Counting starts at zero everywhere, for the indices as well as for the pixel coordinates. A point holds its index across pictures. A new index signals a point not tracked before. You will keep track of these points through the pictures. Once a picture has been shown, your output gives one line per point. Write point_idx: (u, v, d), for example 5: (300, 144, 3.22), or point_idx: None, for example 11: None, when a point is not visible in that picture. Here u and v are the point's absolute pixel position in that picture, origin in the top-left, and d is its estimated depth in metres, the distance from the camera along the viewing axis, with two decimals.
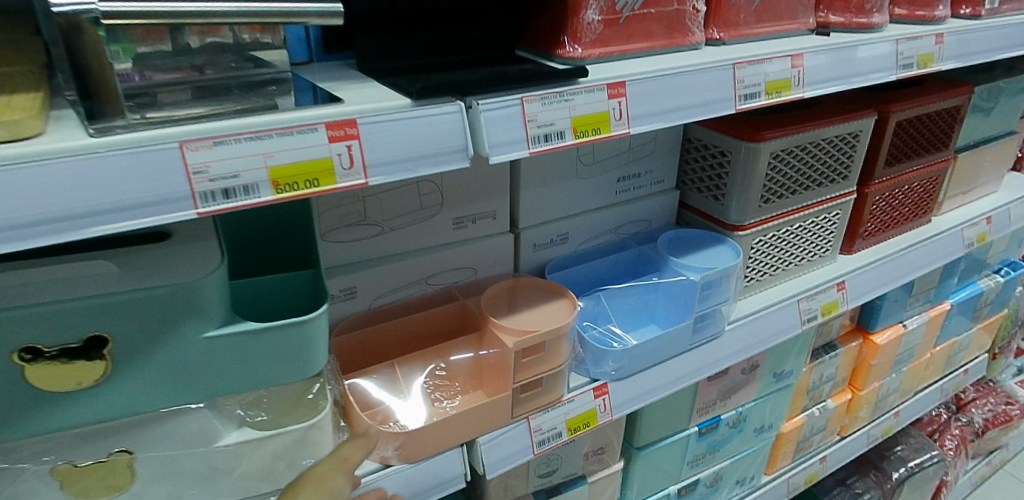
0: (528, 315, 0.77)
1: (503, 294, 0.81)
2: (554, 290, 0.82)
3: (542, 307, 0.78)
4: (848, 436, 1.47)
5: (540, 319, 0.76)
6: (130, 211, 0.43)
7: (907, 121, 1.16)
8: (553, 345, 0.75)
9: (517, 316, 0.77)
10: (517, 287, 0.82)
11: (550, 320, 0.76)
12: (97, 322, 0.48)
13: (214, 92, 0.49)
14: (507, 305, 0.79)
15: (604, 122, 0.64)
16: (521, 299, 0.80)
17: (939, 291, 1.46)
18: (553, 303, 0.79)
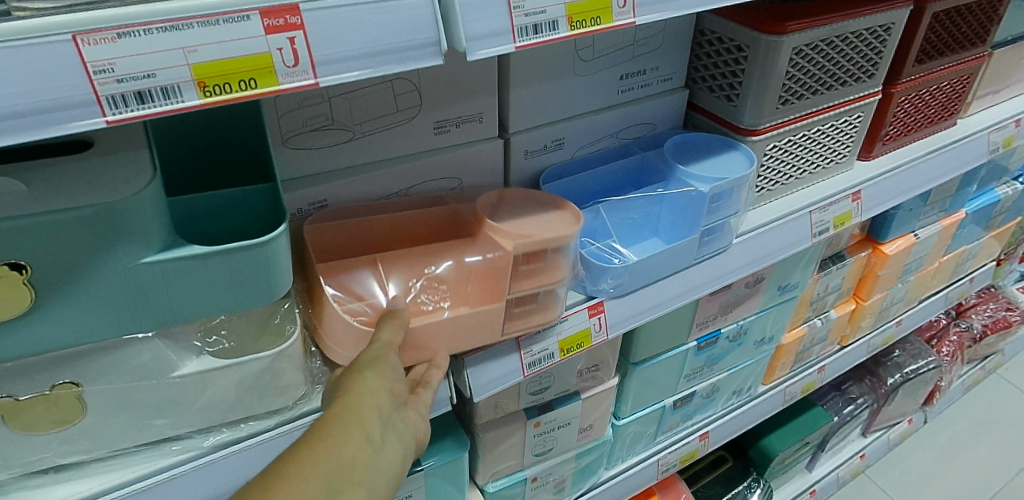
0: (529, 220, 0.69)
1: (499, 202, 0.73)
2: (556, 201, 0.74)
3: (542, 216, 0.71)
4: (848, 346, 1.45)
5: (543, 225, 0.69)
6: (15, 122, 0.35)
7: (947, 11, 1.04)
8: (554, 256, 0.68)
9: (516, 220, 0.69)
10: (512, 196, 0.74)
11: (554, 226, 0.69)
12: (11, 248, 0.42)
13: None
14: (505, 212, 0.71)
15: (605, 10, 0.54)
16: (519, 207, 0.72)
17: (958, 199, 1.38)
18: (553, 213, 0.72)
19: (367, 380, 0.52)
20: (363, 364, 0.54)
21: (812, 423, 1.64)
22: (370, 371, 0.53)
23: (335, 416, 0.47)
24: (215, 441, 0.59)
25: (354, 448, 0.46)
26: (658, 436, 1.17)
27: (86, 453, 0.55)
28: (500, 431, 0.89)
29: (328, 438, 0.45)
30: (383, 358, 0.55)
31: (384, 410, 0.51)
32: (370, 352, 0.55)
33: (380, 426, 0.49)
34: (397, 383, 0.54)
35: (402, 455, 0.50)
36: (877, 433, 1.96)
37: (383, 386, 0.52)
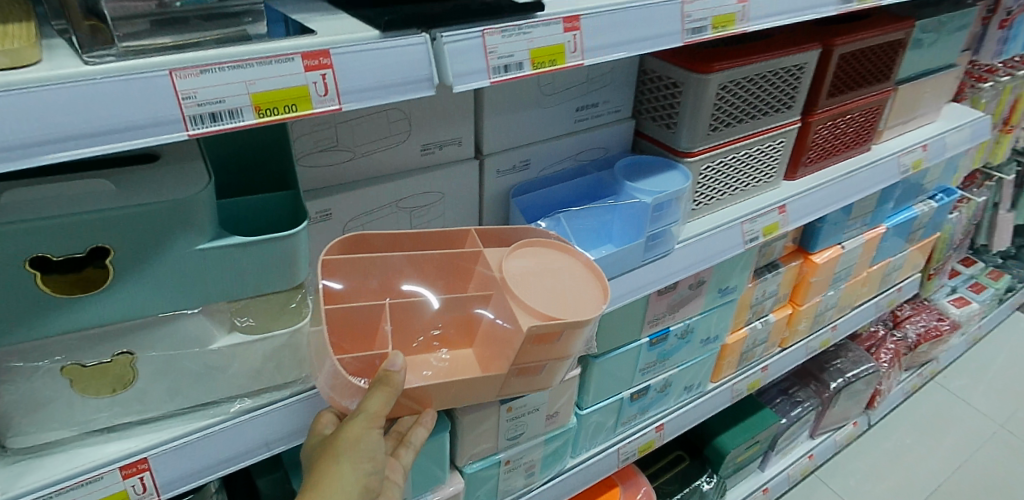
0: (550, 291, 0.73)
1: (528, 259, 0.77)
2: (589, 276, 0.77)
3: (572, 289, 0.75)
4: (788, 348, 1.61)
5: (566, 300, 0.72)
6: (125, 133, 0.48)
7: (852, 54, 1.22)
8: (567, 336, 0.72)
9: (537, 285, 0.73)
10: (543, 254, 0.78)
11: (576, 306, 0.72)
12: (100, 235, 0.54)
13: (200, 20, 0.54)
14: (532, 272, 0.75)
15: (560, 54, 0.69)
16: (552, 268, 0.76)
17: (877, 215, 1.57)
18: (582, 285, 0.75)
19: (343, 469, 0.62)
20: (345, 446, 0.63)
21: (761, 422, 1.78)
22: (348, 461, 0.62)
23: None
24: (240, 406, 0.70)
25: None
26: (618, 427, 1.31)
27: (133, 415, 0.65)
28: (478, 415, 1.01)
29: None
30: (364, 440, 0.64)
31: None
32: (352, 432, 0.63)
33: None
34: (371, 469, 0.64)
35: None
36: (824, 435, 2.12)
37: (357, 476, 0.62)
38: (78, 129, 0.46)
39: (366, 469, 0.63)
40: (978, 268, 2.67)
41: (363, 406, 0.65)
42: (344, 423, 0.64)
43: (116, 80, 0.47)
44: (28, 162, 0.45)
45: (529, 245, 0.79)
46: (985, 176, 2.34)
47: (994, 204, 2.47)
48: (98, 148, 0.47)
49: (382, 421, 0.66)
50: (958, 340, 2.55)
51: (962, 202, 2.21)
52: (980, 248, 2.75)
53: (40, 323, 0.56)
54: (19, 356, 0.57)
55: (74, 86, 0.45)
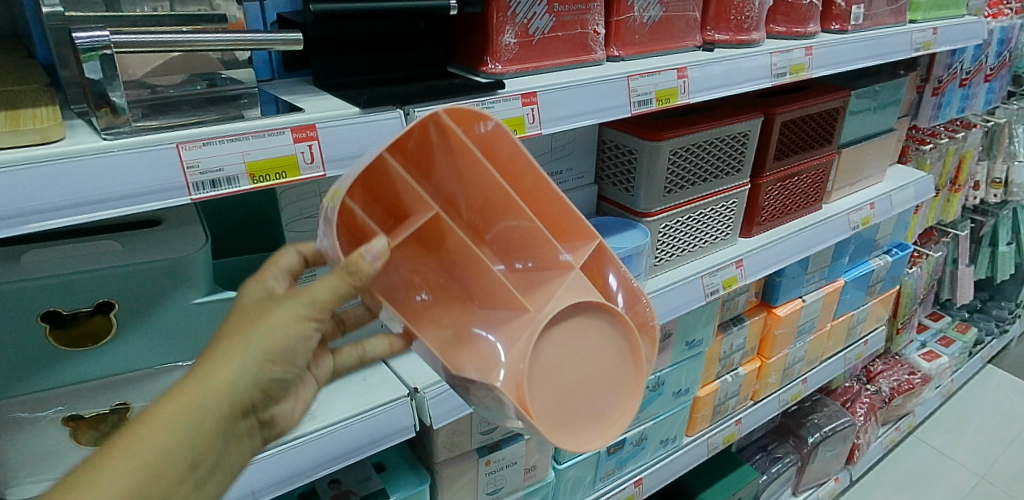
0: (579, 381, 0.65)
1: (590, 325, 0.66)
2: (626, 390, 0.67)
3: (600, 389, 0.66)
4: (760, 400, 1.66)
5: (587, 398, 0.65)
6: (137, 198, 0.55)
7: (794, 122, 1.34)
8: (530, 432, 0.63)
9: (572, 362, 0.65)
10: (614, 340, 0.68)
11: (585, 420, 0.64)
12: (104, 291, 0.61)
13: (197, 104, 0.62)
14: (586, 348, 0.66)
15: (520, 125, 0.78)
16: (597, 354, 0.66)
17: (834, 269, 1.65)
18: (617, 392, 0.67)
19: (246, 360, 0.51)
20: (272, 328, 0.53)
21: (741, 478, 1.80)
22: (263, 342, 0.52)
23: (186, 405, 0.47)
24: None
25: (196, 445, 0.47)
26: (597, 483, 1.34)
27: None
28: (456, 468, 1.04)
29: (168, 422, 0.46)
30: (290, 335, 0.53)
31: (236, 410, 0.51)
32: (280, 314, 0.53)
33: (229, 420, 0.50)
34: (282, 375, 0.54)
35: (249, 440, 0.54)
36: (807, 491, 2.11)
37: (258, 378, 0.52)
38: (95, 194, 0.53)
39: (276, 374, 0.53)
40: (945, 322, 2.75)
41: (314, 288, 0.54)
42: (277, 308, 0.54)
43: (131, 152, 0.54)
44: (47, 224, 0.52)
45: (607, 316, 0.67)
46: (941, 232, 2.46)
47: (953, 259, 2.58)
48: (108, 212, 0.54)
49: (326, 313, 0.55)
50: (934, 393, 2.55)
51: (919, 257, 2.30)
52: (946, 303, 2.85)
53: (47, 372, 0.63)
54: (28, 407, 0.62)
55: (90, 158, 0.53)
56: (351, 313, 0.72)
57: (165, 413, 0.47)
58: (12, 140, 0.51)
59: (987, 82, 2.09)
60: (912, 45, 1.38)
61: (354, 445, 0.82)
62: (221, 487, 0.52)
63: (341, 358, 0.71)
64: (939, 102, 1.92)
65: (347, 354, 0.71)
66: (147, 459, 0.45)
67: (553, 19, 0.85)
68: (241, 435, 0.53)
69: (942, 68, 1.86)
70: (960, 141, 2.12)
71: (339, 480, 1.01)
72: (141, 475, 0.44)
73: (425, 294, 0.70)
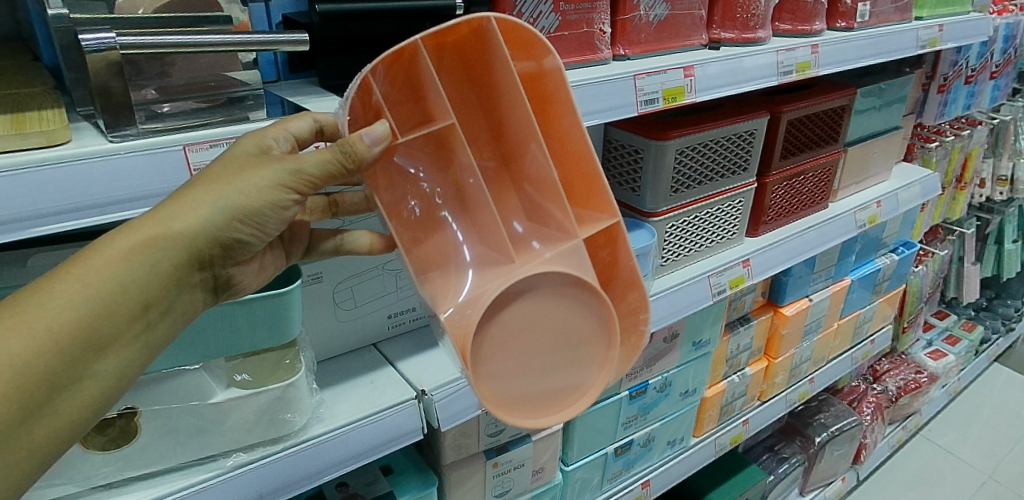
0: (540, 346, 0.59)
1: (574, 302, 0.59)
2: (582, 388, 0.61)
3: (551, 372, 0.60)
4: (767, 400, 1.65)
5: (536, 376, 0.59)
6: (144, 201, 0.55)
7: (801, 120, 1.33)
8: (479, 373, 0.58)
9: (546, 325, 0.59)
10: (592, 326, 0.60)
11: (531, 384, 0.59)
12: None
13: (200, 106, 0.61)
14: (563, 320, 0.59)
15: None
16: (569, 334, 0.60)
17: (842, 268, 1.63)
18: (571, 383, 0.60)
19: (212, 212, 0.52)
20: (246, 185, 0.53)
21: (748, 479, 1.79)
22: (233, 194, 0.53)
23: (148, 243, 0.50)
24: (236, 460, 0.73)
25: (150, 283, 0.51)
26: (604, 484, 1.33)
27: (136, 469, 0.69)
28: (464, 471, 1.04)
29: (126, 255, 0.49)
30: (263, 198, 0.54)
31: (195, 259, 0.53)
32: (259, 174, 0.54)
33: (188, 265, 0.53)
34: (246, 238, 0.55)
35: (203, 293, 0.57)
36: (814, 491, 2.10)
37: (221, 232, 0.53)
38: (103, 197, 0.53)
39: (242, 234, 0.55)
40: (951, 320, 2.74)
41: (304, 159, 0.55)
42: (257, 167, 0.54)
43: (138, 155, 0.54)
44: (55, 227, 0.51)
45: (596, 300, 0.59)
46: (946, 231, 2.45)
47: (959, 257, 2.56)
48: (115, 216, 0.54)
49: (306, 188, 0.56)
50: (940, 391, 2.54)
51: (925, 256, 2.29)
52: (952, 301, 2.83)
53: None
54: None
55: (97, 161, 0.52)
56: (346, 198, 0.78)
57: (125, 248, 0.49)
58: (18, 144, 0.51)
59: (992, 79, 2.08)
60: (918, 42, 1.38)
61: (363, 447, 0.81)
62: (175, 327, 0.55)
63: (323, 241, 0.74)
64: (944, 100, 1.91)
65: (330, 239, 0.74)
66: (104, 287, 0.49)
67: (559, 18, 0.84)
68: (197, 283, 0.56)
69: (948, 66, 1.85)
70: (965, 139, 2.11)
71: (346, 483, 1.00)
72: (88, 301, 0.48)
73: (419, 203, 0.67)
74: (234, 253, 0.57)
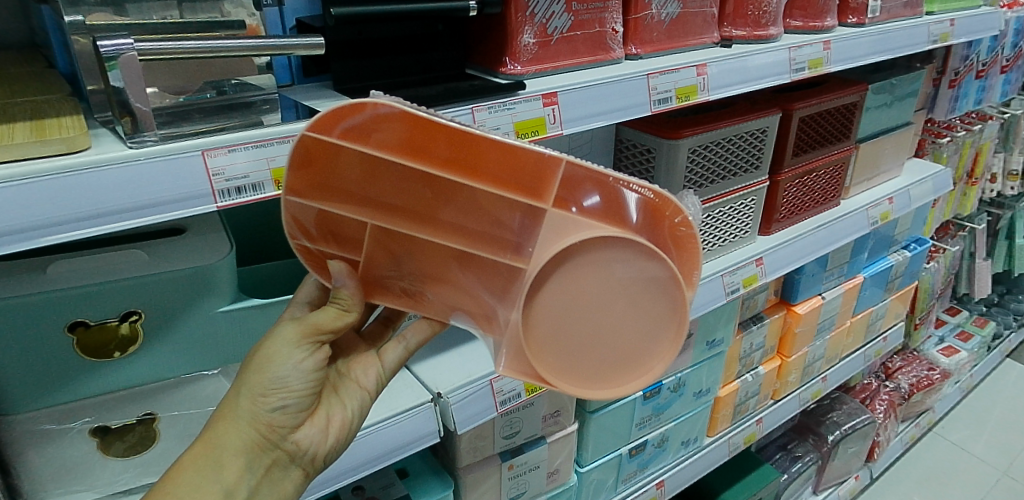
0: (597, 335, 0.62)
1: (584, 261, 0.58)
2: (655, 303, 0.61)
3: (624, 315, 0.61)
4: (781, 399, 1.64)
5: (609, 339, 0.62)
6: (163, 207, 0.55)
7: (813, 117, 1.32)
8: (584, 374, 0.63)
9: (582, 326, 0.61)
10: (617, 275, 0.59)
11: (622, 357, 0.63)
12: (131, 301, 0.61)
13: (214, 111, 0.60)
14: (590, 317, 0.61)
15: (541, 126, 0.77)
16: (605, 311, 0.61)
17: (854, 265, 1.62)
18: (648, 311, 0.61)
19: (243, 395, 0.59)
20: (262, 361, 0.61)
21: (762, 478, 1.78)
22: (255, 376, 0.60)
23: (204, 446, 0.56)
24: None
25: (221, 480, 0.56)
26: (619, 485, 1.33)
27: None
28: (480, 473, 1.04)
29: (187, 466, 0.55)
30: (278, 361, 0.61)
31: (255, 434, 0.59)
32: (270, 348, 0.61)
33: (249, 447, 0.59)
34: (283, 399, 0.61)
35: (279, 470, 0.62)
36: (827, 490, 2.09)
37: (257, 413, 0.60)
38: (123, 204, 0.53)
39: (278, 399, 0.61)
40: (964, 316, 2.71)
41: (309, 314, 0.63)
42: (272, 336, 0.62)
43: (155, 161, 0.54)
44: (76, 234, 0.51)
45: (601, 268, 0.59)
46: (958, 226, 2.43)
47: (970, 253, 2.54)
48: (135, 222, 0.54)
49: (317, 338, 0.63)
50: (953, 388, 2.52)
51: (937, 252, 2.27)
52: (964, 297, 2.81)
53: (77, 383, 0.64)
54: (55, 419, 0.63)
55: (117, 168, 0.52)
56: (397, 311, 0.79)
57: (189, 458, 0.56)
58: (39, 150, 0.51)
59: (1002, 73, 2.07)
60: (929, 37, 1.36)
61: (380, 452, 0.81)
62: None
63: (387, 358, 0.72)
64: (955, 95, 1.90)
65: (393, 349, 0.73)
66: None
67: (571, 18, 0.84)
68: (272, 462, 0.61)
69: (958, 60, 1.84)
70: (976, 134, 2.09)
71: (362, 487, 1.01)
72: None
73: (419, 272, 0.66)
74: (288, 421, 0.62)
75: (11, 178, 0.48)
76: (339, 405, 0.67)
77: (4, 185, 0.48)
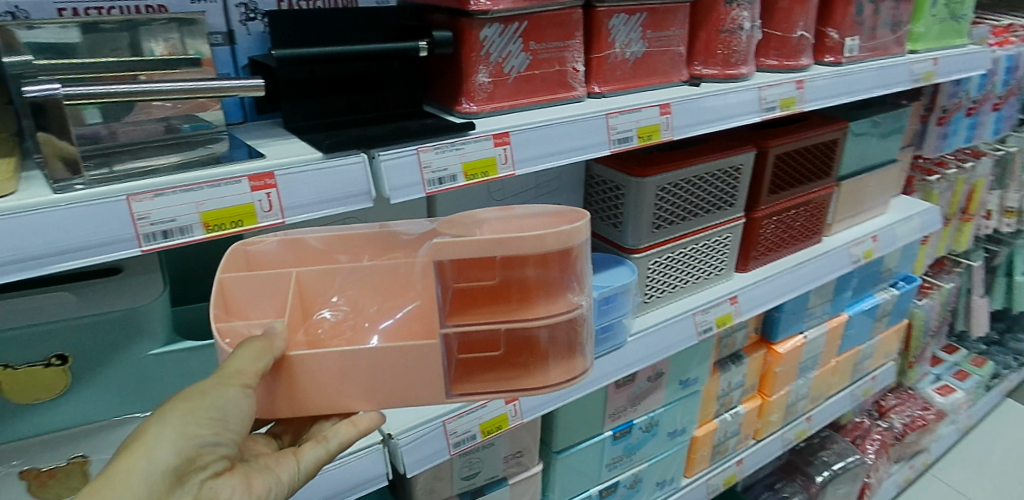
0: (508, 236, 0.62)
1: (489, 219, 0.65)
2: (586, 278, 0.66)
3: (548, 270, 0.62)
4: (763, 439, 1.60)
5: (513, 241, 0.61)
6: (81, 252, 0.53)
7: (790, 154, 1.31)
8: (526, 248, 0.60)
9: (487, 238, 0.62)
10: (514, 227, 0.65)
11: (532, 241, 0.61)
12: (57, 344, 0.61)
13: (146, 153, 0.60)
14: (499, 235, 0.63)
15: (492, 166, 0.76)
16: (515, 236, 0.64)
17: (837, 303, 1.60)
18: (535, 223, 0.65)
19: (163, 435, 0.51)
20: (191, 397, 0.53)
21: None
22: (185, 408, 0.52)
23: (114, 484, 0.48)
24: None
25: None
26: None
27: None
28: None
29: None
30: (209, 397, 0.53)
31: (164, 484, 0.50)
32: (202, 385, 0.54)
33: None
34: (212, 440, 0.53)
35: None
36: None
37: (184, 448, 0.51)
38: (40, 249, 0.52)
39: (205, 438, 0.53)
40: (962, 354, 2.65)
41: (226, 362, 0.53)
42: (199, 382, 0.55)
43: (79, 206, 0.53)
44: None
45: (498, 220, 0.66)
46: (952, 262, 2.40)
47: (967, 289, 2.50)
48: (52, 269, 0.53)
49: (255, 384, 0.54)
50: (950, 428, 2.46)
51: (930, 289, 2.24)
52: (962, 335, 2.76)
53: (1, 426, 0.63)
54: None
55: (35, 214, 0.51)
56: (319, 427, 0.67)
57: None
58: None
59: (993, 111, 2.06)
60: (911, 76, 1.35)
61: (324, 495, 0.80)
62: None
63: (303, 457, 0.60)
64: (943, 132, 1.89)
65: (312, 450, 0.61)
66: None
67: (529, 57, 0.84)
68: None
69: (946, 98, 1.83)
70: (968, 171, 2.07)
71: None
72: None
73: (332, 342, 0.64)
74: (206, 469, 0.53)
75: None
76: (259, 475, 0.57)
77: None
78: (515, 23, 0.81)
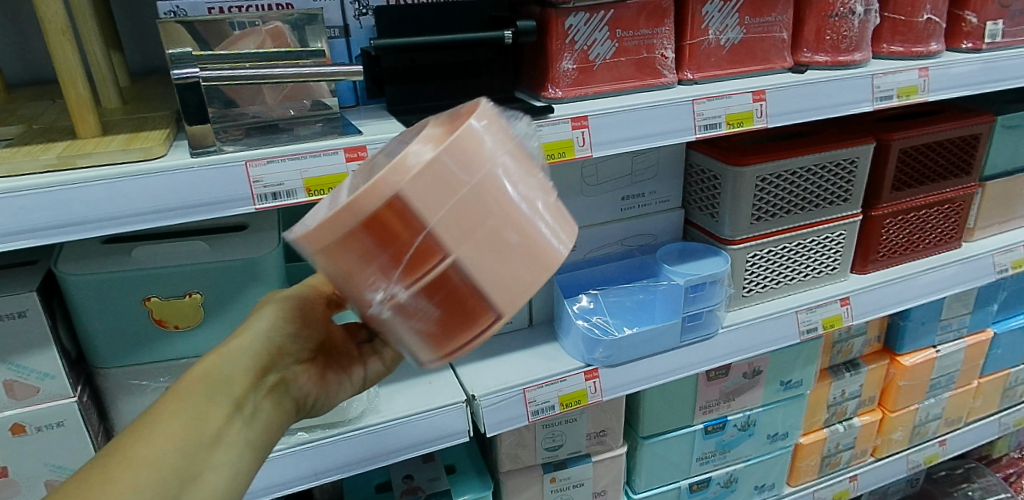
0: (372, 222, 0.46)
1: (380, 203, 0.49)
2: (455, 228, 0.46)
3: (345, 244, 0.47)
4: (883, 458, 1.48)
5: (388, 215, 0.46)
6: (209, 208, 0.66)
7: (920, 148, 1.21)
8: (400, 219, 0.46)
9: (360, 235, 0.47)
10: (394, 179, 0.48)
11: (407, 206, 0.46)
12: (192, 284, 0.76)
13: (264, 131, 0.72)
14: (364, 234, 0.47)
15: (569, 147, 0.80)
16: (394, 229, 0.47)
17: (980, 317, 1.44)
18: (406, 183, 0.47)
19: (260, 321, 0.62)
20: (282, 299, 0.65)
21: None
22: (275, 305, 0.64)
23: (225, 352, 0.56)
24: (299, 438, 0.84)
25: (237, 385, 0.54)
26: None
27: None
28: (521, 479, 1.08)
29: (198, 377, 0.53)
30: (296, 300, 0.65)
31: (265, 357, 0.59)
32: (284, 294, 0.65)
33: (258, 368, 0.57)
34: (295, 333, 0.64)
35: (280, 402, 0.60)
36: None
37: (275, 333, 0.62)
38: (178, 203, 0.65)
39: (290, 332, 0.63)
40: None
41: None
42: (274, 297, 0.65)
43: (208, 168, 0.65)
44: (141, 226, 0.64)
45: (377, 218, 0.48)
46: None
47: None
48: (185, 219, 0.66)
49: None
50: None
51: None
52: None
53: (150, 349, 0.78)
54: (138, 376, 0.79)
55: (173, 173, 0.64)
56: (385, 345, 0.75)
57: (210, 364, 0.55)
58: (123, 157, 0.63)
59: None
60: None
61: (410, 442, 0.89)
62: (267, 427, 0.56)
63: (370, 367, 0.73)
64: None
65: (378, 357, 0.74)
66: (191, 413, 0.49)
67: (615, 45, 0.87)
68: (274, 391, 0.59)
69: None
70: None
71: (412, 476, 1.08)
72: (198, 400, 0.51)
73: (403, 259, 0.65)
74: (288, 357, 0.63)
75: (95, 180, 0.61)
76: (332, 373, 0.69)
77: (88, 185, 0.61)
78: (601, 12, 0.84)
